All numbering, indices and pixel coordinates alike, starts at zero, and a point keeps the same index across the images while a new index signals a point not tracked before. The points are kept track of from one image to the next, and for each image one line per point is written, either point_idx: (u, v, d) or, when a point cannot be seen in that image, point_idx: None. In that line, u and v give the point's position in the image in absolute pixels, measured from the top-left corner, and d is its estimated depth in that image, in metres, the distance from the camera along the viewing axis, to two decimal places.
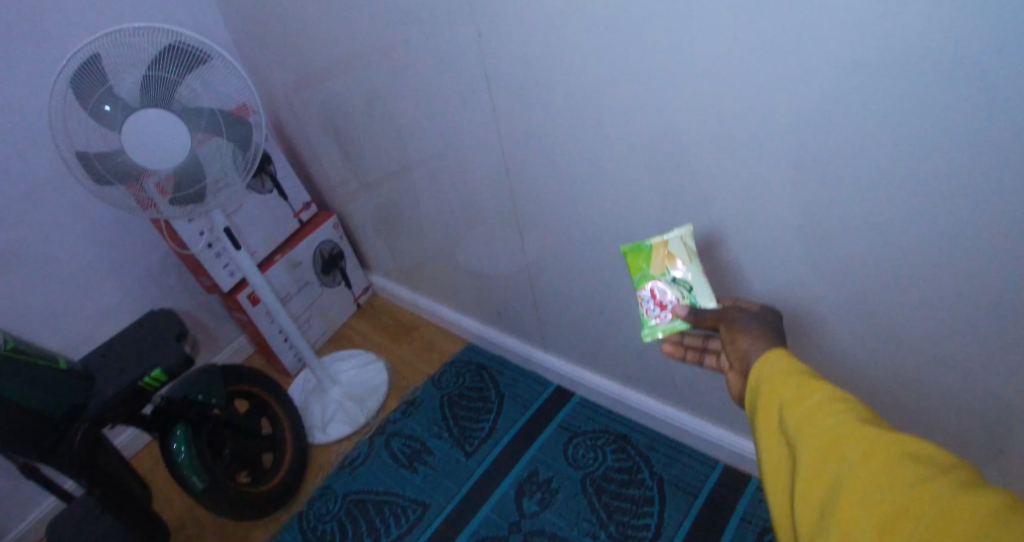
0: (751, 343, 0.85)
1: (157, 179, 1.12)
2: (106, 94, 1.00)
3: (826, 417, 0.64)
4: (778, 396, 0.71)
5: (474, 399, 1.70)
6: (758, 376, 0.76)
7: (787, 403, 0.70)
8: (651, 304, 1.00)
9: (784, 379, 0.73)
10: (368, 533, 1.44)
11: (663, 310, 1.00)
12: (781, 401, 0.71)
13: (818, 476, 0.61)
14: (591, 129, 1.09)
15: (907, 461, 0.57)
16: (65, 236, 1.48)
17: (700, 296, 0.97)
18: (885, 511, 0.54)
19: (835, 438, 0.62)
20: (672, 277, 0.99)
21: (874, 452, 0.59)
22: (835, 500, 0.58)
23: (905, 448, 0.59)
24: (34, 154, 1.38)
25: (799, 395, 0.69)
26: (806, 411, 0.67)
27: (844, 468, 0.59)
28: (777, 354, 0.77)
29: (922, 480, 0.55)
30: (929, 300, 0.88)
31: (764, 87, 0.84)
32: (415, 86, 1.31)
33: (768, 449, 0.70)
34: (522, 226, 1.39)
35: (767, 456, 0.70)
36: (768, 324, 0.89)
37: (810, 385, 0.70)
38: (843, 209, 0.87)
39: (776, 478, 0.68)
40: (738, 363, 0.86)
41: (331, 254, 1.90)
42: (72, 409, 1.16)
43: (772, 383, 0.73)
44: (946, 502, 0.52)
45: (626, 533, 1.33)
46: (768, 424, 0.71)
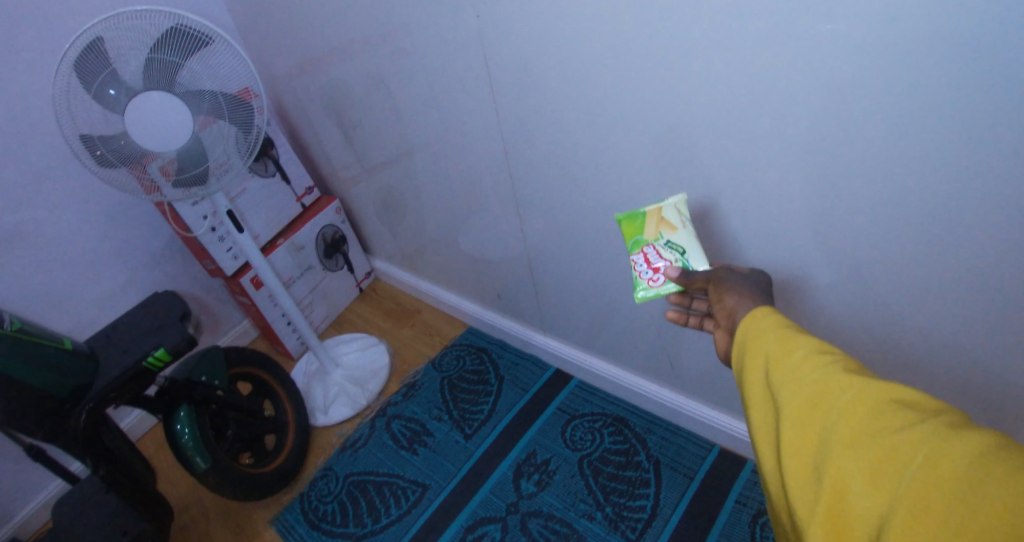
0: (738, 301, 0.87)
1: (160, 162, 1.13)
2: (110, 78, 1.00)
3: (815, 368, 0.67)
4: (763, 347, 0.73)
5: (474, 382, 1.72)
6: (744, 331, 0.78)
7: (772, 354, 0.72)
8: (644, 267, 1.00)
9: (769, 332, 0.75)
10: (368, 513, 1.47)
11: (658, 273, 1.00)
12: (766, 353, 0.73)
13: (809, 425, 0.64)
14: (592, 116, 1.10)
15: (896, 408, 0.60)
16: (69, 220, 1.48)
17: (692, 258, 0.97)
18: (878, 455, 0.57)
19: (825, 388, 0.65)
20: (665, 240, 0.99)
21: (865, 401, 0.62)
22: (828, 447, 0.61)
23: (891, 395, 0.62)
24: (37, 137, 1.38)
25: (785, 346, 0.71)
26: (792, 362, 0.69)
27: (835, 417, 0.62)
28: (762, 310, 0.79)
29: (910, 425, 0.58)
30: (922, 286, 0.90)
31: (763, 74, 0.86)
32: (418, 72, 1.31)
33: (754, 401, 0.72)
34: (522, 212, 1.40)
35: (752, 407, 0.73)
36: (757, 284, 0.90)
37: (796, 337, 0.72)
38: (841, 194, 0.89)
39: (761, 427, 0.71)
40: (725, 321, 0.88)
41: (332, 238, 1.91)
42: (77, 388, 1.17)
43: (757, 337, 0.75)
44: (934, 445, 0.56)
45: (622, 514, 1.35)
46: (753, 375, 0.73)
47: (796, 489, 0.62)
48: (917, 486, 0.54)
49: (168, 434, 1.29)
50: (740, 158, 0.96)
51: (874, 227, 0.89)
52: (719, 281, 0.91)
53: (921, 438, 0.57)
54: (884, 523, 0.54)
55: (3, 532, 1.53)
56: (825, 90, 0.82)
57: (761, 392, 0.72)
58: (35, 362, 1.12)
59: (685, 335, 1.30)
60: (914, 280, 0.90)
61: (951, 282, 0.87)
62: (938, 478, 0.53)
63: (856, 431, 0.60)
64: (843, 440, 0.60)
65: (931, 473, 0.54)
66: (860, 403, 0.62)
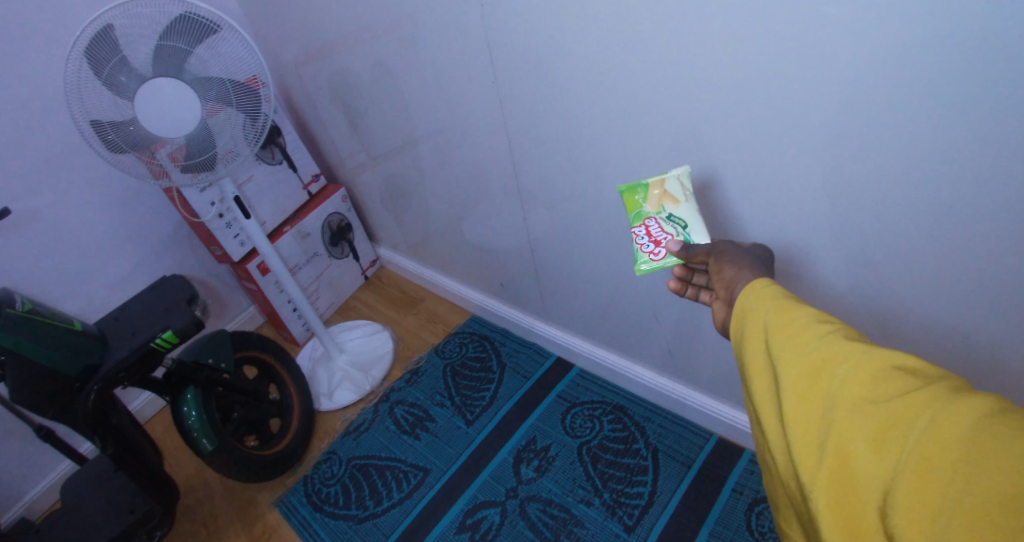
0: (737, 273, 0.86)
1: (169, 149, 1.15)
2: (120, 64, 1.02)
3: (815, 337, 0.68)
4: (762, 318, 0.75)
5: (476, 369, 1.74)
6: (743, 302, 0.79)
7: (771, 324, 0.73)
8: (645, 240, 1.00)
9: (767, 304, 0.76)
10: (371, 496, 1.49)
11: (659, 247, 1.00)
12: (766, 322, 0.74)
13: (811, 394, 0.65)
14: (596, 106, 1.11)
15: (898, 374, 0.62)
16: (79, 204, 1.51)
17: (694, 233, 0.97)
18: (881, 421, 0.59)
19: (826, 356, 0.66)
20: (668, 214, 0.99)
21: (866, 368, 0.63)
22: (832, 416, 0.62)
23: (891, 361, 0.64)
24: (48, 122, 1.41)
25: (784, 316, 0.73)
26: (792, 331, 0.70)
27: (837, 384, 0.64)
28: (760, 282, 0.79)
29: (911, 390, 0.60)
30: (918, 274, 0.91)
31: (766, 65, 0.87)
32: (423, 61, 1.32)
33: (755, 371, 0.73)
34: (525, 201, 1.41)
35: (752, 377, 0.74)
36: (760, 260, 0.89)
37: (795, 307, 0.73)
38: (837, 186, 0.91)
39: (761, 396, 0.72)
40: (723, 292, 0.88)
41: (338, 226, 1.93)
42: (86, 368, 1.20)
43: (756, 308, 0.76)
44: (936, 409, 0.57)
45: (620, 500, 1.37)
46: (753, 345, 0.74)
47: (800, 456, 0.63)
48: (921, 449, 0.56)
49: (175, 416, 1.32)
50: (740, 149, 0.98)
51: (871, 216, 0.90)
52: (721, 254, 0.91)
53: (924, 402, 0.58)
54: (889, 487, 0.56)
55: (15, 510, 1.57)
56: (826, 83, 0.83)
57: (761, 362, 0.73)
58: (46, 342, 1.15)
59: (685, 325, 1.31)
60: (909, 270, 0.92)
61: (945, 272, 0.89)
62: (942, 441, 0.55)
63: (859, 398, 0.62)
64: (846, 407, 0.62)
65: (934, 436, 0.56)
66: (861, 370, 0.64)
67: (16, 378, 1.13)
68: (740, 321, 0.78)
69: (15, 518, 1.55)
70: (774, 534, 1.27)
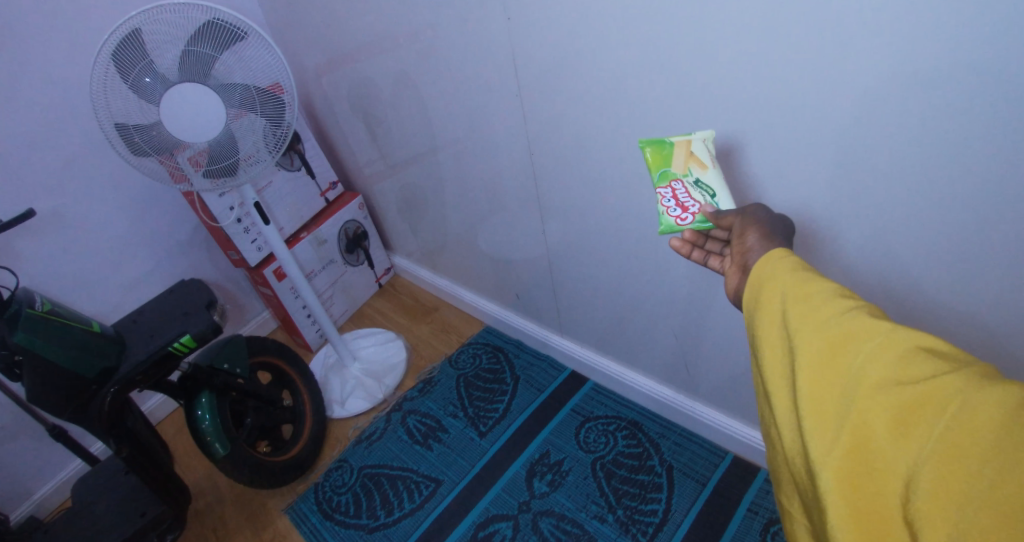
0: (758, 241, 0.85)
1: (191, 153, 1.15)
2: (147, 68, 1.02)
3: (837, 311, 0.67)
4: (779, 288, 0.73)
5: (490, 380, 1.73)
6: (759, 272, 0.77)
7: (789, 295, 0.71)
8: (672, 202, 0.95)
9: (784, 273, 0.74)
10: (381, 506, 1.48)
11: (686, 212, 0.95)
12: (784, 293, 0.72)
13: (831, 369, 0.64)
14: (619, 120, 1.10)
15: (926, 357, 0.61)
16: (100, 205, 1.52)
17: (723, 203, 0.94)
18: (907, 404, 0.59)
19: (849, 332, 0.65)
20: (695, 178, 0.95)
21: (892, 348, 0.63)
22: (854, 395, 0.62)
23: (916, 341, 0.63)
24: (73, 124, 1.42)
25: (803, 288, 0.71)
26: (813, 305, 0.69)
27: (860, 364, 0.63)
28: (779, 252, 0.78)
29: (941, 374, 0.59)
30: (953, 290, 0.90)
31: (799, 82, 0.86)
32: (444, 71, 1.33)
33: (767, 341, 0.72)
34: (544, 213, 1.40)
35: (763, 347, 0.72)
36: (782, 226, 0.87)
37: (814, 279, 0.72)
38: (867, 203, 0.90)
39: (772, 369, 0.71)
40: (739, 258, 0.87)
41: (355, 233, 1.93)
42: (105, 369, 1.20)
43: (772, 279, 0.75)
44: (965, 396, 0.57)
45: (634, 517, 1.35)
46: (768, 315, 0.73)
47: (812, 433, 0.62)
48: (949, 436, 0.56)
49: (188, 419, 1.32)
50: (766, 165, 0.97)
51: (904, 233, 0.89)
52: (746, 215, 0.89)
53: (954, 387, 0.58)
54: (912, 474, 0.56)
55: (24, 507, 1.57)
56: (858, 104, 0.83)
57: (776, 332, 0.72)
58: (64, 342, 1.15)
59: (704, 342, 1.29)
60: (939, 286, 0.91)
61: (977, 290, 0.88)
62: (971, 430, 0.55)
63: (882, 379, 0.61)
64: (869, 387, 0.61)
65: (963, 424, 0.56)
66: (886, 349, 0.63)
67: (34, 377, 1.13)
68: (755, 290, 0.76)
69: (25, 516, 1.55)
70: None
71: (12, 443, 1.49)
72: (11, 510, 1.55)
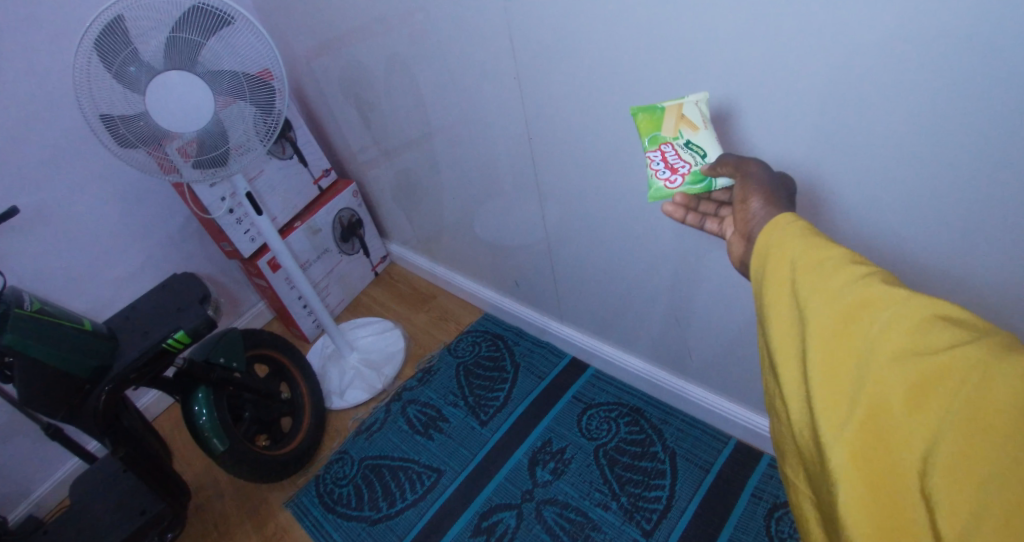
0: (761, 208, 0.82)
1: (180, 143, 1.11)
2: (131, 57, 0.98)
3: (850, 280, 0.65)
4: (788, 256, 0.71)
5: (490, 368, 1.71)
6: (767, 240, 0.75)
7: (800, 265, 0.69)
8: (661, 166, 0.95)
9: (794, 241, 0.72)
10: (383, 497, 1.47)
11: (675, 174, 0.94)
12: (793, 262, 0.70)
13: (844, 341, 0.63)
14: (620, 103, 1.07)
15: (943, 326, 0.60)
16: (88, 199, 1.47)
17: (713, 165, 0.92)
18: (923, 375, 0.57)
19: (863, 301, 0.63)
20: (686, 140, 0.93)
21: (908, 318, 0.61)
22: (868, 367, 0.60)
23: (933, 310, 0.61)
24: (56, 115, 1.37)
25: (814, 256, 0.69)
26: (825, 273, 0.67)
27: (874, 334, 0.61)
28: (785, 217, 0.75)
29: (958, 343, 0.58)
30: (963, 275, 0.89)
31: (810, 65, 0.84)
32: (438, 54, 1.29)
33: (776, 313, 0.70)
34: (543, 197, 1.38)
35: (772, 319, 0.71)
36: (785, 190, 0.85)
37: (825, 246, 0.70)
38: (880, 188, 0.88)
39: (781, 341, 0.69)
40: (741, 224, 0.85)
41: (349, 222, 1.90)
42: (97, 369, 1.18)
43: (782, 245, 0.72)
44: (983, 366, 0.55)
45: (638, 505, 1.35)
46: (778, 287, 0.71)
47: (825, 408, 0.61)
48: (968, 408, 0.54)
49: (186, 415, 1.30)
50: (774, 148, 0.95)
51: (914, 220, 0.88)
52: (750, 178, 0.86)
53: (972, 357, 0.56)
54: (930, 448, 0.55)
55: (23, 507, 1.55)
56: (874, 85, 0.81)
57: (785, 304, 0.70)
58: (56, 343, 1.12)
59: (708, 329, 1.28)
60: (950, 269, 0.90)
61: (987, 273, 0.87)
62: (990, 400, 0.54)
63: (898, 349, 0.60)
64: (884, 358, 0.60)
65: (980, 395, 0.54)
66: (901, 319, 0.61)
67: (25, 380, 1.09)
68: (763, 260, 0.74)
69: (23, 516, 1.53)
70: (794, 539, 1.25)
71: (6, 444, 1.47)
72: (9, 511, 1.53)
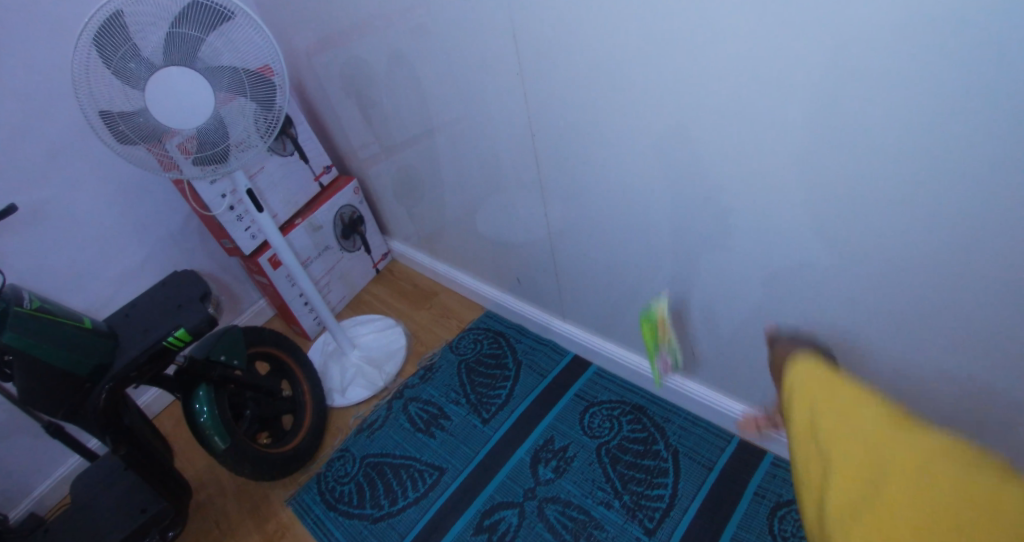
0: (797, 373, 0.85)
1: (180, 139, 1.10)
2: (130, 53, 0.97)
3: (861, 411, 0.65)
4: (805, 394, 0.72)
5: (492, 365, 1.71)
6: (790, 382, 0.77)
7: (814, 402, 0.70)
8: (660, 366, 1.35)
9: (811, 380, 0.74)
10: (385, 495, 1.47)
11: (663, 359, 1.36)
12: (812, 398, 0.71)
13: (855, 482, 0.62)
14: (625, 99, 1.06)
15: (946, 459, 0.59)
16: (88, 197, 1.47)
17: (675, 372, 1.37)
18: (932, 513, 0.56)
19: (874, 434, 0.63)
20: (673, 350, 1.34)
21: (913, 453, 0.60)
22: (881, 507, 0.59)
23: (938, 445, 0.60)
24: (56, 112, 1.36)
25: (828, 391, 0.70)
26: (838, 407, 0.67)
27: (881, 471, 0.61)
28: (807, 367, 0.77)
29: (963, 476, 0.57)
30: (969, 277, 0.87)
31: (817, 63, 0.83)
32: (440, 50, 1.27)
33: (798, 449, 0.70)
34: (547, 193, 1.37)
35: (796, 454, 0.70)
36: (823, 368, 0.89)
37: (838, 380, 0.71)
38: (886, 187, 0.87)
39: (805, 489, 0.68)
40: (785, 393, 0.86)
41: (350, 219, 1.89)
42: (98, 368, 1.17)
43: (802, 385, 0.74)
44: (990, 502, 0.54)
45: (641, 503, 1.34)
46: (799, 421, 0.71)
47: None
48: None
49: (187, 413, 1.30)
50: (779, 147, 0.93)
51: (920, 220, 0.87)
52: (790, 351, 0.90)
53: (977, 490, 0.55)
54: None
55: (23, 506, 1.54)
56: (882, 83, 0.79)
57: (806, 441, 0.69)
58: (56, 341, 1.12)
59: (712, 327, 1.27)
60: (956, 271, 0.88)
61: (994, 275, 0.85)
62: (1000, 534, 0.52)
63: (908, 475, 0.59)
64: (894, 494, 0.58)
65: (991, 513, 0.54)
66: (907, 455, 0.60)
67: (24, 378, 1.09)
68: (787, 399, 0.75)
69: (25, 514, 1.53)
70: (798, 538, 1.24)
71: (7, 442, 1.46)
72: (10, 510, 1.52)
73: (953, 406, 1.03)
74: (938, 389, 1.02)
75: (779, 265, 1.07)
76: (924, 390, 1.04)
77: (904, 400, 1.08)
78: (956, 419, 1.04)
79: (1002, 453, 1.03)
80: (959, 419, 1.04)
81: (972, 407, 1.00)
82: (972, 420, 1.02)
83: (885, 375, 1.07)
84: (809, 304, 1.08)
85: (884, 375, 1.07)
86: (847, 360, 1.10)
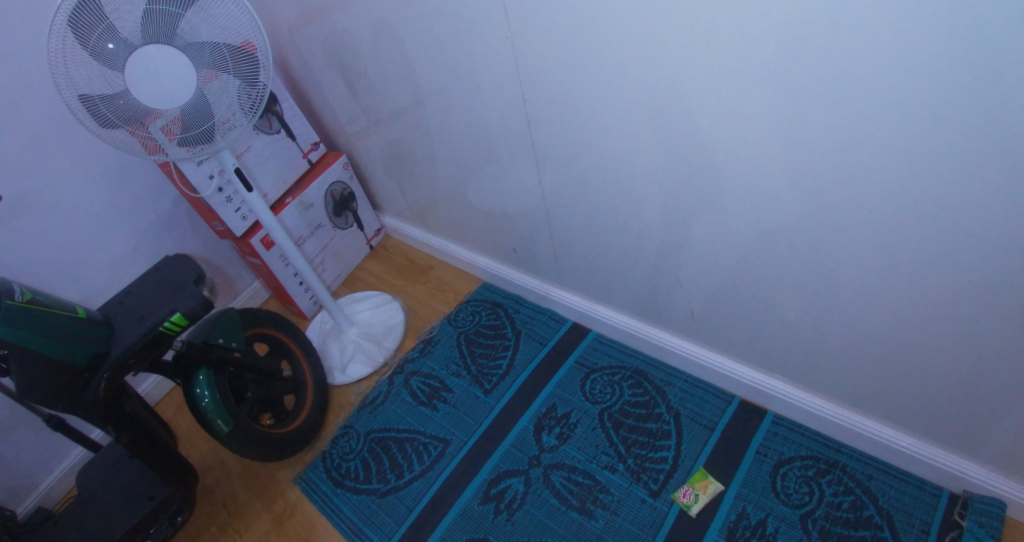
0: None
1: (164, 121, 1.06)
2: (107, 32, 0.93)
3: None
4: None
5: (491, 336, 1.71)
6: None
7: None
8: (685, 489, 1.31)
9: None
10: (391, 469, 1.49)
11: (687, 492, 1.31)
12: None
13: None
14: (618, 67, 1.03)
15: None
16: (72, 187, 1.43)
17: None
18: None
19: None
20: (699, 495, 1.30)
21: None
22: None
23: None
24: (31, 100, 1.31)
25: None
26: None
27: None
28: None
29: None
30: (968, 235, 0.88)
31: (816, 22, 0.80)
32: (426, 19, 1.23)
33: None
34: (540, 162, 1.34)
35: None
36: None
37: None
38: (887, 151, 0.86)
39: None
40: None
41: (341, 195, 1.86)
42: (94, 357, 1.15)
43: None
44: None
45: (645, 466, 1.37)
46: None
47: None
48: None
49: (188, 398, 1.29)
50: (774, 112, 0.92)
51: (922, 180, 0.86)
52: None
53: None
54: None
55: (32, 499, 1.54)
56: (883, 45, 0.78)
57: None
58: (50, 333, 1.10)
59: (710, 290, 1.28)
60: (956, 227, 0.88)
61: (991, 230, 0.86)
62: None
63: None
64: None
65: None
66: None
67: (21, 373, 1.08)
68: None
69: (34, 507, 1.53)
70: (801, 495, 1.27)
71: (10, 438, 1.46)
72: (17, 506, 1.52)
73: (950, 362, 1.04)
74: (935, 346, 1.04)
75: (775, 229, 1.07)
76: (920, 348, 1.06)
77: (899, 357, 1.10)
78: (950, 373, 1.06)
79: (1004, 409, 1.04)
80: (955, 375, 1.06)
81: (966, 361, 1.02)
82: (968, 375, 1.04)
83: (883, 335, 1.09)
84: (807, 268, 1.08)
85: (881, 333, 1.09)
86: (846, 319, 1.11)
